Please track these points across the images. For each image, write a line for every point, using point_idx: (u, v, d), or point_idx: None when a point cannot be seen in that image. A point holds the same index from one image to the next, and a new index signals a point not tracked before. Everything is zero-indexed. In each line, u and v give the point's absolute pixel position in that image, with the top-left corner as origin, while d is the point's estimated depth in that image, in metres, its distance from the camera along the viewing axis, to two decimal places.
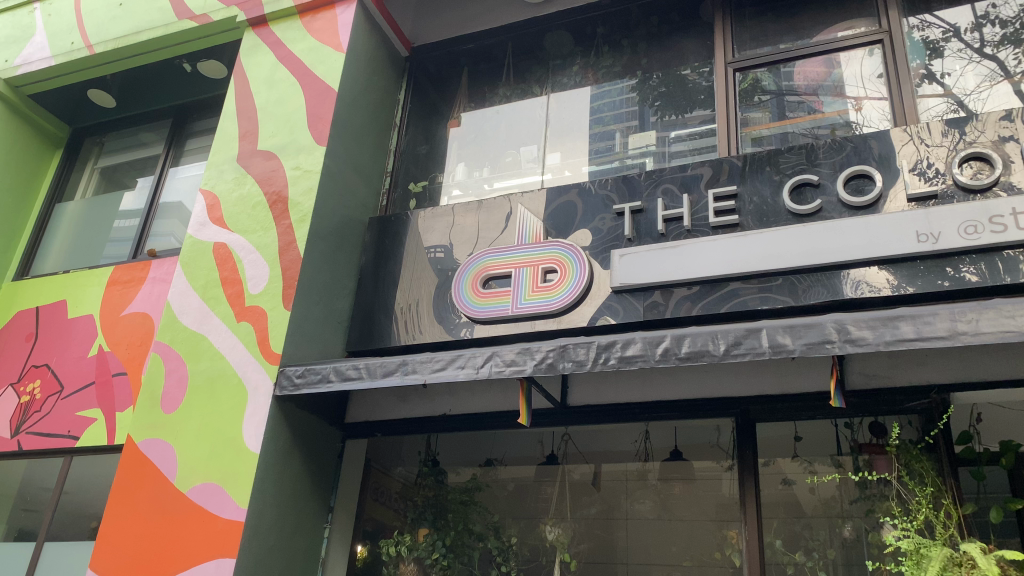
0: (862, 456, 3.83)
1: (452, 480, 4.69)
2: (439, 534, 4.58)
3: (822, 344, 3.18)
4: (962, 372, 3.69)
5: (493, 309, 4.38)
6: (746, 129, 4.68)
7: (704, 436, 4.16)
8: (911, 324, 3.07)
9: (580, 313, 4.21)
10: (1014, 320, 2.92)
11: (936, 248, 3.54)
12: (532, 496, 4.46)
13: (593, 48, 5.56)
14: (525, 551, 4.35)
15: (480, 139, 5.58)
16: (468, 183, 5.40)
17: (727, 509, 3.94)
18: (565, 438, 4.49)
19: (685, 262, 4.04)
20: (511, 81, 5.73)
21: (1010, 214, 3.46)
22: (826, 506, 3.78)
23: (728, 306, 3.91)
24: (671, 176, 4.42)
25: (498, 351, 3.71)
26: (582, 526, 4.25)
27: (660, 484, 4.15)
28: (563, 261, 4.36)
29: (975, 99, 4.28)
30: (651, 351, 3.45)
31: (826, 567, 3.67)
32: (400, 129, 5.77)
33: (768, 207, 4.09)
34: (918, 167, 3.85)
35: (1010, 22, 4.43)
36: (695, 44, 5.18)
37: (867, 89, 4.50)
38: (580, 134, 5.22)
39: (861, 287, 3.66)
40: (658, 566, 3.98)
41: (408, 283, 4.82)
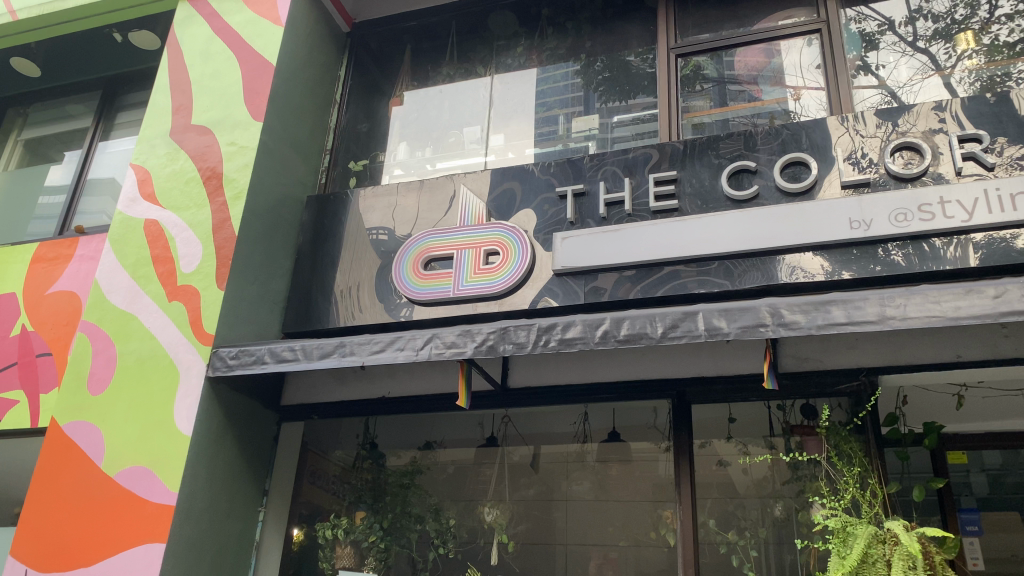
0: (793, 438, 3.91)
1: (392, 464, 4.66)
2: (376, 517, 4.55)
3: (756, 327, 3.23)
4: (889, 355, 3.80)
5: (434, 291, 4.34)
6: (687, 116, 4.72)
7: (641, 418, 4.21)
8: (842, 309, 3.14)
9: (521, 295, 4.20)
10: (939, 305, 3.02)
11: (868, 235, 3.64)
12: (471, 478, 4.45)
13: (538, 29, 5.53)
14: (462, 533, 4.33)
15: (423, 118, 5.51)
16: (410, 163, 5.34)
17: (663, 489, 4.00)
18: (505, 420, 4.49)
19: (625, 246, 4.07)
20: (455, 60, 5.67)
21: (938, 203, 3.57)
22: (759, 486, 3.87)
23: (667, 289, 3.94)
24: (614, 160, 4.43)
25: (438, 333, 3.68)
26: (520, 507, 4.26)
27: (598, 465, 4.20)
28: (504, 243, 4.33)
29: (908, 92, 4.39)
30: (590, 334, 3.46)
31: (756, 545, 3.77)
32: (340, 107, 5.67)
33: (707, 191, 4.14)
34: (853, 157, 3.94)
35: (942, 17, 4.56)
36: (639, 29, 5.19)
37: (805, 79, 4.57)
38: (524, 115, 5.20)
39: (796, 272, 3.74)
40: (596, 546, 4.02)
41: (348, 264, 4.74)
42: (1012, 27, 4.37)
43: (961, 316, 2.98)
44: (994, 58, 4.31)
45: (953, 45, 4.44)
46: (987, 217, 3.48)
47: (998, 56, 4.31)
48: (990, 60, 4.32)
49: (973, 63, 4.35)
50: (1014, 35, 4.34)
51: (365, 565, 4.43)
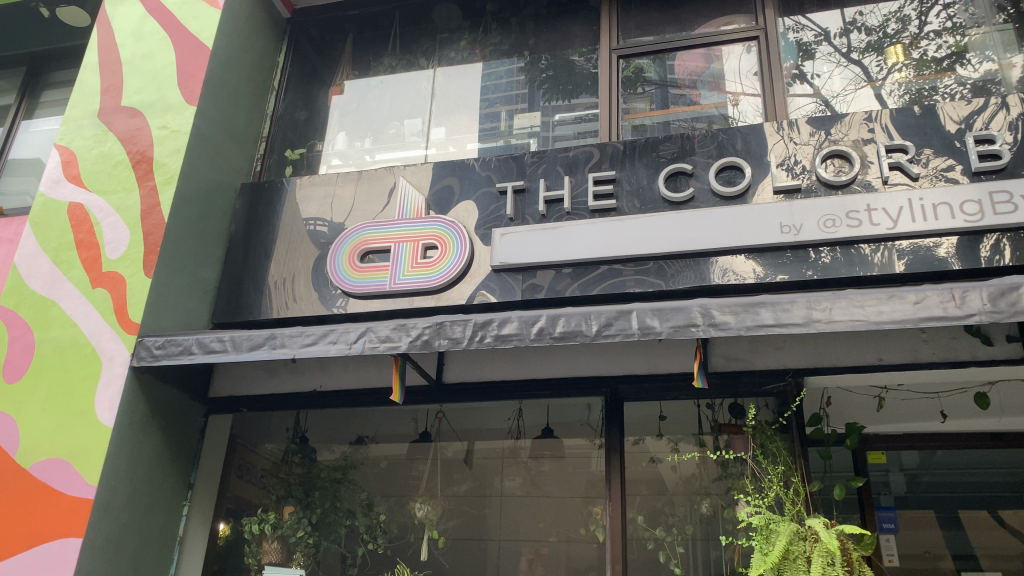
0: (722, 436, 3.99)
1: (324, 459, 4.59)
2: (305, 512, 4.48)
3: (688, 327, 3.28)
4: (815, 357, 3.91)
5: (369, 284, 4.28)
6: (628, 117, 4.76)
7: (575, 415, 4.23)
8: (771, 311, 3.21)
9: (458, 291, 4.18)
10: (863, 309, 3.11)
11: (798, 239, 3.73)
12: (403, 473, 4.42)
13: (482, 24, 5.50)
14: (392, 529, 4.29)
15: (363, 109, 5.44)
16: (349, 153, 5.26)
17: (595, 485, 4.03)
18: (439, 416, 4.46)
19: (564, 243, 4.08)
20: (397, 51, 5.61)
21: (865, 210, 3.70)
22: (687, 484, 3.93)
23: (604, 287, 3.97)
24: (555, 158, 4.44)
25: (372, 327, 3.64)
26: (451, 503, 4.24)
27: (531, 462, 4.21)
28: (442, 237, 4.30)
29: (841, 101, 4.50)
30: (526, 331, 3.47)
31: (683, 541, 3.83)
32: (278, 94, 5.55)
33: (646, 192, 4.19)
34: (786, 163, 4.03)
35: (875, 31, 4.70)
36: (582, 28, 5.22)
37: (743, 85, 4.66)
38: (466, 110, 5.18)
39: (728, 275, 3.80)
40: (527, 542, 4.04)
41: (282, 255, 4.64)
42: (940, 43, 4.54)
43: (883, 320, 3.08)
44: (923, 72, 4.46)
45: (884, 58, 4.59)
46: (911, 225, 3.61)
47: (926, 70, 4.46)
48: (919, 73, 4.47)
49: (902, 76, 4.50)
50: (941, 51, 4.50)
51: (293, 560, 4.36)
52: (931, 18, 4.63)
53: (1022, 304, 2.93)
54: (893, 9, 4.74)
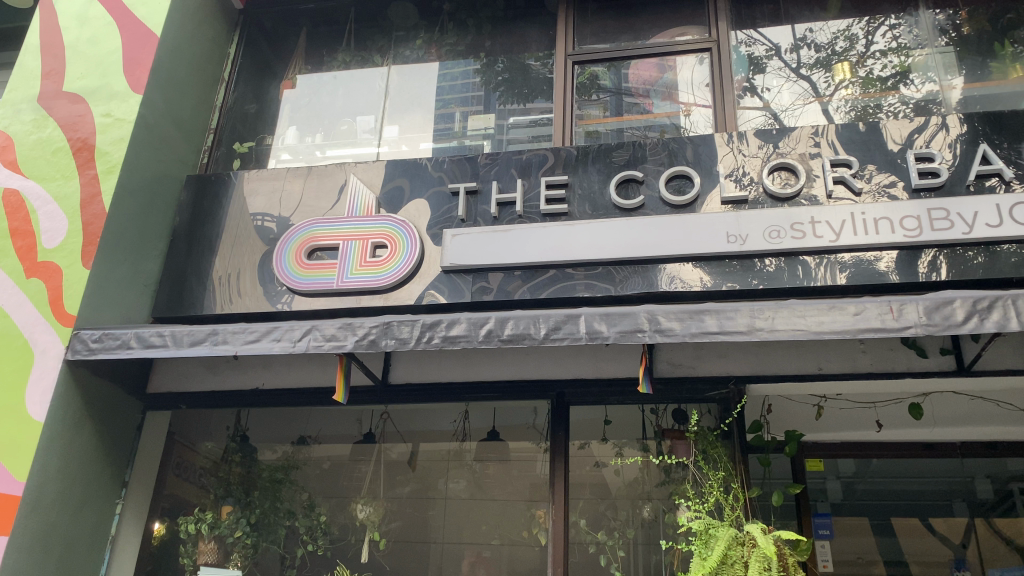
0: (665, 441, 4.02)
1: (265, 458, 4.50)
2: (243, 512, 4.40)
3: (635, 332, 3.31)
4: (757, 365, 3.98)
5: (317, 282, 4.22)
6: (581, 123, 4.78)
7: (521, 418, 4.23)
8: (715, 318, 3.25)
9: (408, 291, 4.14)
10: (804, 319, 3.18)
11: (743, 249, 3.80)
12: (346, 474, 4.36)
13: (438, 24, 5.48)
14: (333, 530, 4.24)
15: (315, 104, 5.37)
16: (299, 149, 5.19)
17: (539, 489, 4.04)
18: (384, 417, 4.42)
19: (514, 246, 4.08)
20: (351, 47, 5.55)
21: (809, 222, 3.78)
22: (630, 488, 3.96)
23: (553, 291, 3.97)
24: (508, 161, 4.44)
25: (318, 325, 3.58)
26: (394, 505, 4.21)
27: (476, 464, 4.19)
28: (392, 236, 4.26)
29: (790, 115, 4.59)
30: (474, 333, 3.45)
31: (624, 545, 3.86)
32: (228, 85, 5.45)
33: (597, 197, 4.21)
34: (734, 175, 4.09)
35: (824, 48, 4.81)
36: (539, 33, 5.23)
37: (695, 96, 4.73)
38: (420, 109, 5.15)
39: (675, 282, 3.85)
40: (469, 545, 4.03)
41: (228, 249, 4.55)
42: (885, 62, 4.66)
43: (823, 330, 3.15)
44: (868, 90, 4.58)
45: (832, 74, 4.70)
46: (852, 238, 3.70)
47: (872, 89, 4.58)
48: (864, 91, 4.59)
49: (849, 92, 4.61)
50: (886, 70, 4.63)
51: (229, 562, 4.28)
52: (877, 38, 4.76)
53: (956, 318, 3.04)
54: (842, 27, 4.86)
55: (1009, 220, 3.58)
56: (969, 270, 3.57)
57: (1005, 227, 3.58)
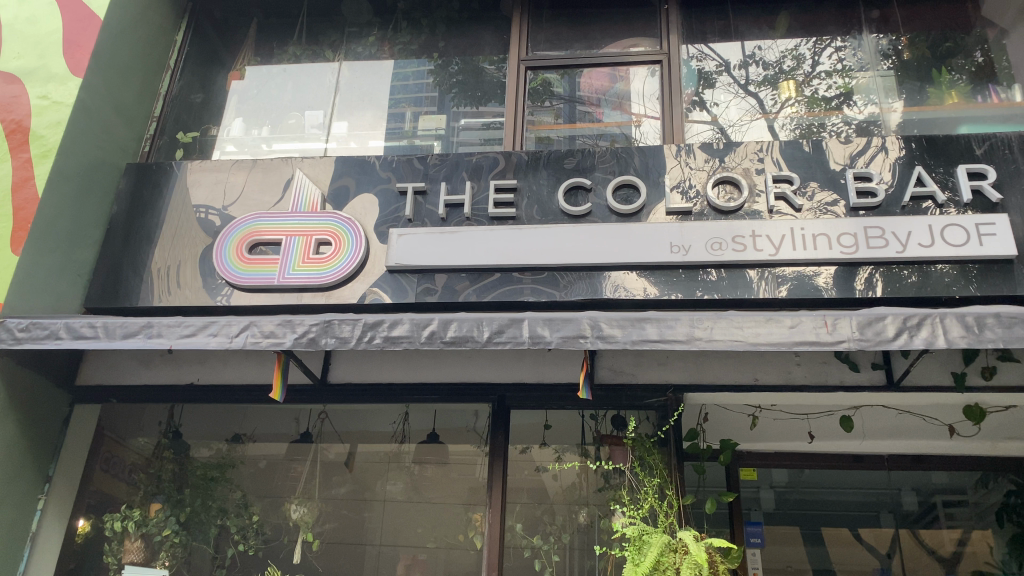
0: (603, 447, 4.06)
1: (199, 456, 4.40)
2: (173, 509, 4.28)
3: (576, 338, 3.32)
4: (695, 375, 4.03)
5: (257, 277, 4.14)
6: (532, 128, 4.80)
7: (462, 421, 4.22)
8: (656, 327, 3.29)
9: (350, 290, 4.09)
10: (742, 330, 3.23)
11: (686, 260, 3.85)
12: (280, 474, 4.29)
13: (392, 22, 5.43)
14: (266, 530, 4.17)
15: (264, 97, 5.29)
16: (245, 141, 5.11)
17: (477, 492, 4.03)
18: (322, 417, 4.36)
19: (460, 247, 4.07)
20: (303, 41, 5.48)
21: (750, 236, 3.86)
22: (568, 493, 3.99)
23: (498, 294, 3.97)
24: (458, 162, 4.43)
25: (256, 321, 3.52)
26: (329, 506, 4.16)
27: (414, 467, 4.17)
28: (337, 233, 4.20)
29: (736, 130, 4.69)
30: (416, 334, 3.42)
31: (559, 550, 3.88)
32: (173, 73, 5.32)
33: (545, 203, 4.22)
34: (680, 187, 4.15)
35: (771, 65, 4.91)
36: (492, 37, 5.23)
37: (645, 107, 4.78)
38: (371, 107, 5.10)
39: (619, 290, 3.88)
40: (405, 548, 4.01)
41: (167, 241, 4.44)
42: (830, 83, 4.78)
43: (759, 342, 3.21)
44: (813, 109, 4.70)
45: (778, 92, 4.80)
46: (791, 253, 3.79)
47: (816, 108, 4.70)
48: (809, 110, 4.71)
49: (794, 110, 4.73)
50: (831, 90, 4.75)
51: (156, 561, 4.16)
52: (823, 59, 4.89)
53: (886, 333, 3.14)
54: (790, 47, 4.97)
55: (940, 241, 3.72)
56: (903, 288, 3.69)
57: (936, 247, 3.71)
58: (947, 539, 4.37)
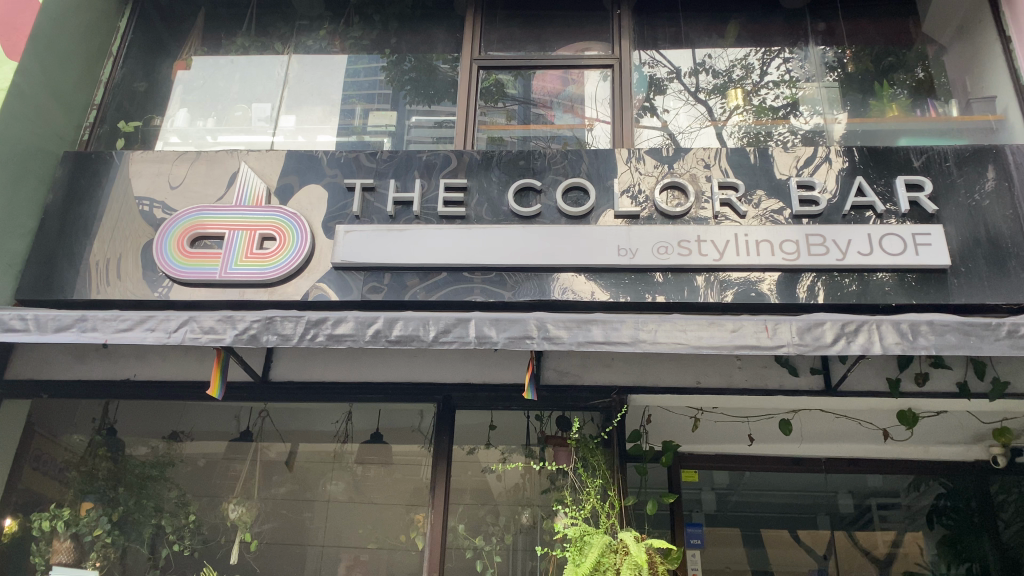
0: (547, 448, 4.06)
1: (134, 454, 4.28)
2: (106, 508, 4.15)
3: (523, 339, 3.32)
4: (639, 377, 4.08)
5: (199, 271, 4.05)
6: (484, 128, 4.78)
7: (406, 420, 4.18)
8: (602, 329, 3.31)
9: (294, 286, 4.03)
10: (685, 334, 3.28)
11: (633, 263, 3.89)
12: (219, 473, 4.20)
13: (343, 16, 5.37)
14: (202, 531, 4.08)
15: (210, 88, 5.18)
16: (189, 132, 4.99)
17: (420, 493, 4.00)
18: (262, 415, 4.27)
19: (408, 245, 4.04)
20: (252, 33, 5.38)
21: (695, 240, 3.91)
22: (511, 493, 3.99)
23: (447, 293, 3.95)
24: (409, 160, 4.39)
25: (195, 316, 3.44)
26: (268, 506, 4.10)
27: (356, 467, 4.13)
28: (282, 228, 4.14)
29: (686, 136, 4.75)
30: (361, 332, 3.39)
31: (500, 550, 3.88)
32: (116, 61, 5.17)
33: (494, 203, 4.22)
34: (630, 191, 4.18)
35: (721, 74, 4.99)
36: (444, 34, 5.21)
37: (597, 111, 4.81)
38: (320, 101, 5.04)
39: (567, 292, 3.89)
40: (347, 548, 3.96)
41: (107, 232, 4.31)
42: (778, 93, 4.88)
43: (702, 345, 3.25)
44: (761, 118, 4.78)
45: (727, 101, 4.88)
46: (735, 258, 3.85)
47: (764, 117, 4.79)
48: (757, 119, 4.79)
49: (742, 119, 4.81)
50: (778, 100, 4.84)
51: (87, 562, 4.03)
52: (771, 70, 4.98)
53: (825, 339, 3.21)
54: (739, 56, 5.05)
55: (878, 250, 3.82)
56: (844, 295, 3.77)
57: (874, 256, 3.81)
58: (880, 541, 4.49)
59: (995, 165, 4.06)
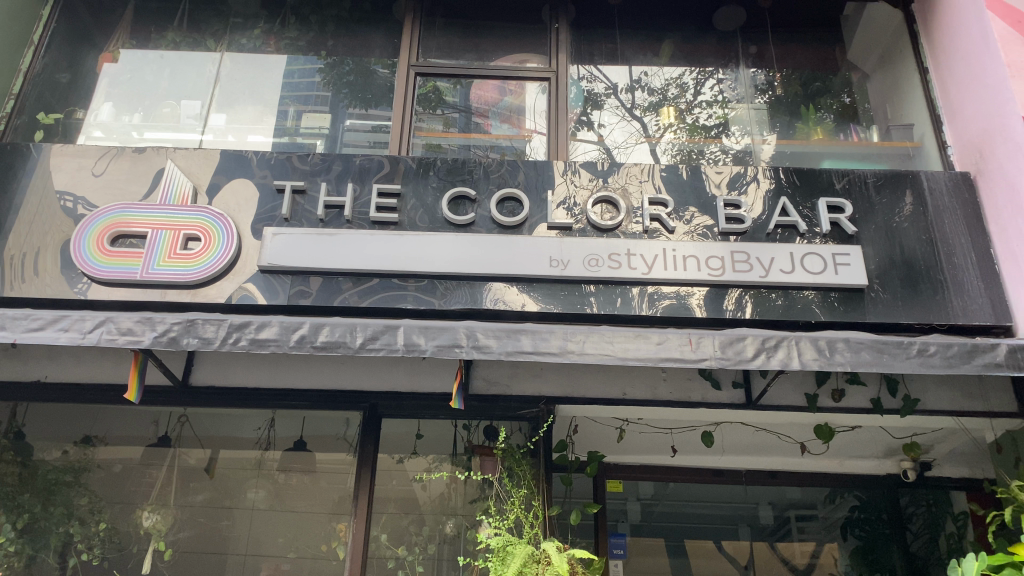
0: (473, 457, 4.06)
1: (44, 459, 4.09)
2: (10, 517, 3.92)
3: (452, 347, 3.31)
4: (567, 388, 4.10)
5: (118, 271, 3.91)
6: (419, 134, 4.75)
7: (331, 428, 4.12)
8: (530, 339, 3.33)
9: (219, 288, 3.94)
10: (612, 345, 3.32)
11: (564, 274, 3.92)
12: (134, 480, 4.06)
13: (279, 15, 5.29)
14: (113, 539, 3.94)
15: (137, 82, 5.04)
16: (114, 127, 4.85)
17: (343, 502, 3.96)
18: (181, 420, 4.15)
19: (338, 250, 3.98)
20: (183, 28, 5.25)
21: (625, 254, 3.97)
22: (436, 502, 3.98)
23: (377, 300, 3.91)
24: (342, 163, 4.34)
25: (113, 317, 3.33)
26: (184, 514, 3.98)
27: (277, 474, 4.05)
28: (207, 228, 4.03)
29: (621, 151, 4.82)
30: (285, 337, 3.33)
31: (422, 561, 3.86)
32: (37, 49, 4.98)
33: (428, 210, 4.19)
34: (565, 203, 4.21)
35: (657, 92, 5.08)
36: (382, 39, 5.18)
37: (536, 123, 4.85)
38: (252, 101, 4.95)
39: (498, 303, 3.89)
40: (268, 557, 3.89)
41: (23, 227, 4.13)
42: (710, 112, 5.00)
43: (628, 357, 3.30)
44: (693, 136, 4.89)
45: (660, 118, 4.97)
46: (663, 272, 3.92)
47: (696, 135, 4.89)
48: (690, 137, 4.89)
49: (675, 136, 4.90)
50: (710, 120, 4.96)
51: None
52: (704, 90, 5.10)
53: (745, 353, 3.29)
54: (674, 75, 5.15)
55: (799, 268, 3.94)
56: (770, 309, 3.87)
57: (796, 274, 3.93)
58: (798, 551, 4.60)
59: (912, 191, 4.23)
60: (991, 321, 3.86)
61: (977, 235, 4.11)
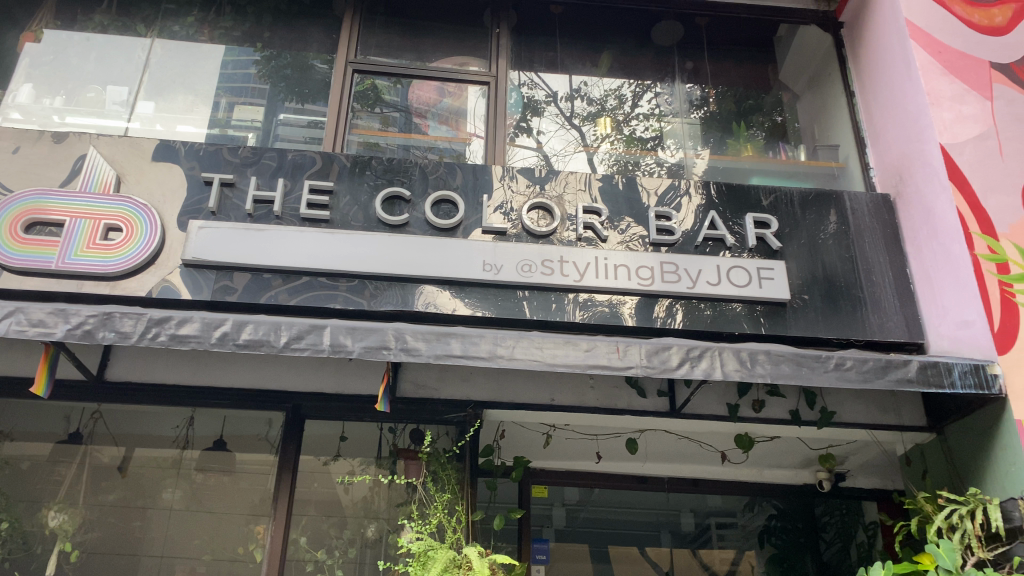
0: (398, 461, 4.04)
1: None
2: None
3: (380, 349, 3.27)
4: (496, 393, 4.10)
5: (32, 259, 3.75)
6: (355, 132, 4.70)
7: (253, 428, 4.04)
8: (460, 342, 3.30)
9: (140, 281, 3.81)
10: (540, 351, 3.34)
11: (496, 279, 3.92)
12: (40, 478, 3.88)
13: (215, 4, 5.16)
14: (16, 540, 3.75)
15: (61, 64, 4.84)
16: (33, 110, 4.64)
17: (263, 503, 3.88)
18: (95, 417, 4.00)
19: (267, 246, 3.90)
20: (112, 11, 5.06)
21: (558, 261, 4.00)
22: (359, 505, 3.94)
23: (305, 298, 3.84)
24: (274, 158, 4.25)
25: (23, 308, 3.19)
26: (93, 514, 3.83)
27: (194, 474, 3.94)
28: (129, 219, 3.91)
29: (559, 159, 4.85)
30: (207, 334, 3.24)
31: (342, 565, 3.80)
32: None
33: (360, 209, 4.14)
34: (501, 208, 4.21)
35: (595, 102, 5.14)
36: (321, 33, 5.09)
37: (475, 126, 4.84)
38: (183, 90, 4.82)
39: (429, 305, 3.86)
40: (182, 560, 3.77)
41: None
42: (646, 125, 5.07)
43: (556, 363, 3.33)
44: (629, 148, 4.95)
45: (597, 128, 5.03)
46: (594, 280, 3.96)
47: (632, 147, 4.96)
48: (626, 148, 4.95)
49: (612, 147, 4.95)
50: (646, 132, 5.03)
51: None
52: (642, 102, 5.17)
53: (671, 363, 3.34)
54: (612, 87, 5.22)
55: (725, 281, 4.02)
56: (697, 320, 3.95)
57: (722, 286, 4.01)
58: (718, 558, 4.68)
59: (835, 210, 4.37)
60: (905, 338, 4.01)
61: (894, 254, 4.27)
